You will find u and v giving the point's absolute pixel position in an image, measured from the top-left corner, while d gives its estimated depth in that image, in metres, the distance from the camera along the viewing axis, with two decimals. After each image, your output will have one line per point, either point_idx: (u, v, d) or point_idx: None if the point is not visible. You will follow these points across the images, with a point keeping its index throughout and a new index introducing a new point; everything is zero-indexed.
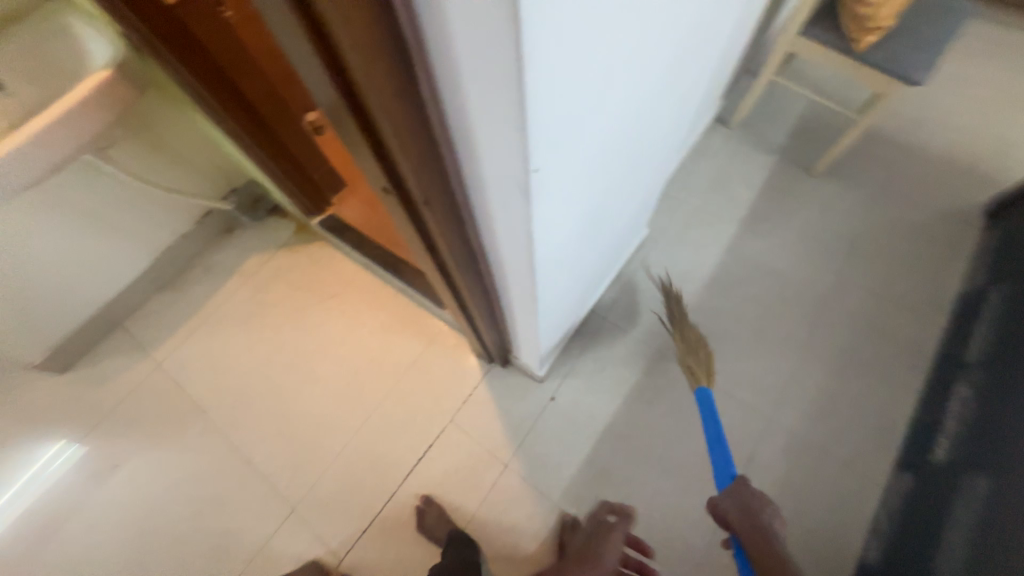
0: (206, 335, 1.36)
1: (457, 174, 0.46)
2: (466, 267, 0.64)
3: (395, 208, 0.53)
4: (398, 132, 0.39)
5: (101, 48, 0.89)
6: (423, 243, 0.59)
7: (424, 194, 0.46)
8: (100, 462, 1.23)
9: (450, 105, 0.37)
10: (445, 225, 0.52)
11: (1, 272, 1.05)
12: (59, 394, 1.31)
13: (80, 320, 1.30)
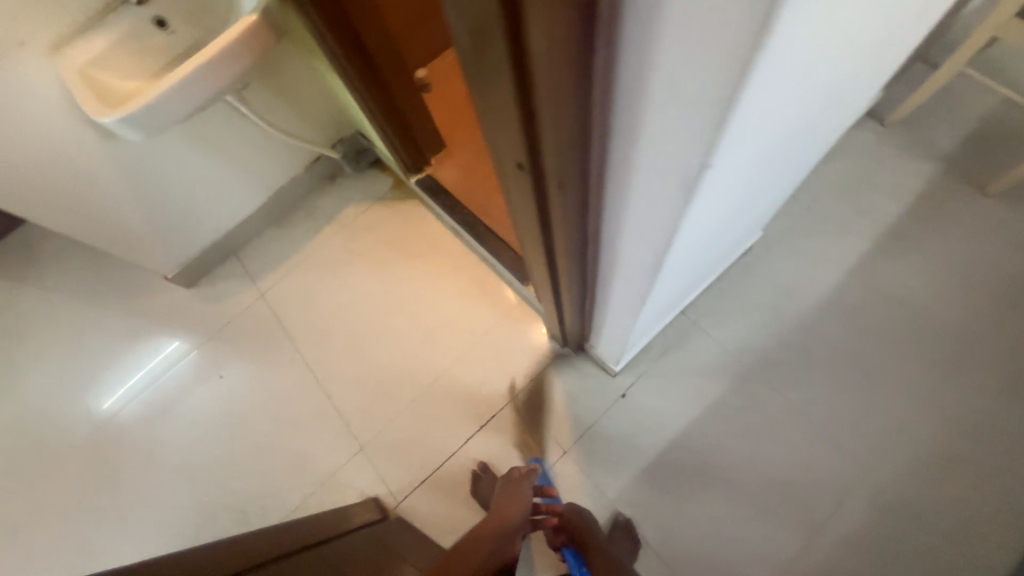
0: (304, 273, 1.47)
1: (604, 162, 0.42)
2: (576, 257, 0.61)
3: (520, 185, 0.49)
4: (556, 122, 0.36)
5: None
6: (539, 227, 0.56)
7: (562, 184, 0.43)
8: (209, 370, 1.40)
9: (624, 95, 0.34)
10: (571, 216, 0.49)
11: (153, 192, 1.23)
12: (183, 306, 1.50)
13: (204, 243, 1.45)
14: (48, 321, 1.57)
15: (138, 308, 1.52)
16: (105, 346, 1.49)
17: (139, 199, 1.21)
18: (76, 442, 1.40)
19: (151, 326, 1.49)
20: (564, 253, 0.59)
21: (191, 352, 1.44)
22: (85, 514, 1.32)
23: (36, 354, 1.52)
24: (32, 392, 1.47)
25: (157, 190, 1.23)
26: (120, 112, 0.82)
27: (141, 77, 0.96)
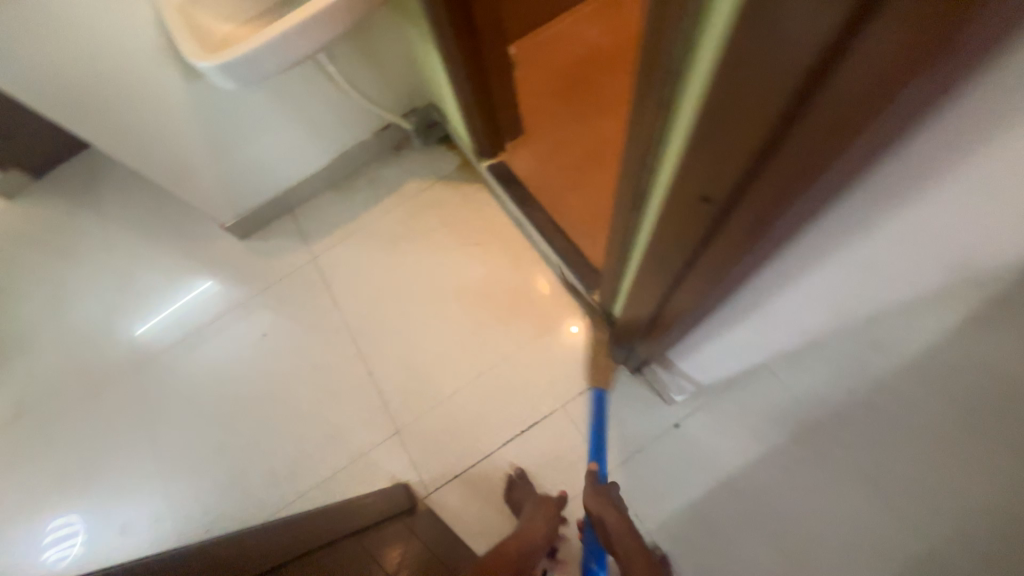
0: (358, 243, 1.43)
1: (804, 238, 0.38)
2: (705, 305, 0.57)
3: (689, 214, 0.42)
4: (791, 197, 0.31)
5: None
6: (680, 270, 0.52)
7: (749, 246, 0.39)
8: (251, 325, 1.39)
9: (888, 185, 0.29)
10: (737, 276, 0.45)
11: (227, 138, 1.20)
12: (234, 256, 1.49)
13: (263, 197, 1.42)
14: (104, 251, 1.59)
15: (190, 252, 1.52)
16: (154, 285, 1.50)
17: (209, 144, 1.18)
18: (117, 374, 1.41)
19: (201, 272, 1.49)
20: (694, 290, 0.54)
21: (237, 305, 1.42)
22: (118, 448, 1.33)
23: (90, 282, 1.56)
24: (84, 319, 1.50)
25: (232, 137, 1.20)
26: (221, 59, 0.78)
27: (236, 20, 0.92)
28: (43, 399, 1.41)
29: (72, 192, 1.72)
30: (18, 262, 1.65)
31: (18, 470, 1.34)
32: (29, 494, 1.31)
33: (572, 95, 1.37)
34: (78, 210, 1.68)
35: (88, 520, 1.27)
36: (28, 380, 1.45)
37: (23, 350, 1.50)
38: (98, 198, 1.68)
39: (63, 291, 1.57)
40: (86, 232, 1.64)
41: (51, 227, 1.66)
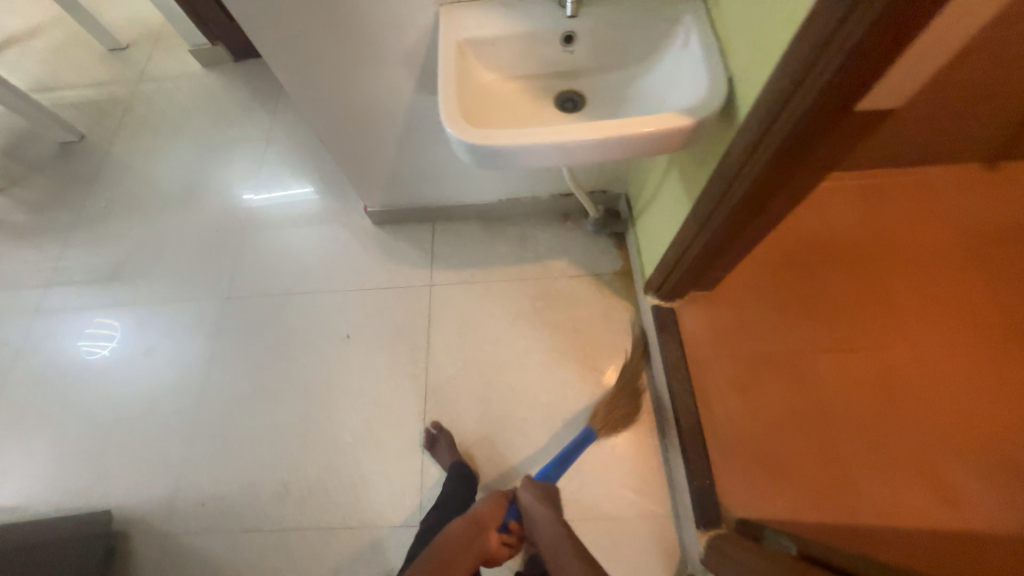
0: (481, 295, 1.30)
1: None
2: None
3: None
4: None
5: (694, 87, 0.67)
6: None
7: None
8: (338, 318, 1.30)
9: None
10: None
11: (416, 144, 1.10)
12: (359, 237, 1.41)
13: (416, 200, 1.33)
14: (254, 162, 1.59)
15: (324, 210, 1.47)
16: (277, 222, 1.46)
17: (399, 139, 1.09)
18: (201, 288, 1.39)
19: (322, 234, 1.43)
20: None
21: (336, 288, 1.34)
22: (168, 359, 1.30)
23: (226, 186, 1.56)
24: (204, 218, 1.50)
25: (422, 144, 1.11)
26: (477, 140, 0.65)
27: (504, 71, 0.78)
28: (138, 273, 1.43)
29: (257, 91, 1.73)
30: (181, 130, 1.69)
31: (86, 330, 1.37)
32: (81, 354, 1.33)
33: (786, 278, 1.15)
34: (253, 110, 1.69)
35: (125, 349, 1.33)
36: (133, 248, 1.48)
37: (144, 216, 1.53)
38: (274, 110, 1.69)
39: (202, 180, 1.58)
40: (248, 136, 1.65)
41: (225, 114, 1.69)
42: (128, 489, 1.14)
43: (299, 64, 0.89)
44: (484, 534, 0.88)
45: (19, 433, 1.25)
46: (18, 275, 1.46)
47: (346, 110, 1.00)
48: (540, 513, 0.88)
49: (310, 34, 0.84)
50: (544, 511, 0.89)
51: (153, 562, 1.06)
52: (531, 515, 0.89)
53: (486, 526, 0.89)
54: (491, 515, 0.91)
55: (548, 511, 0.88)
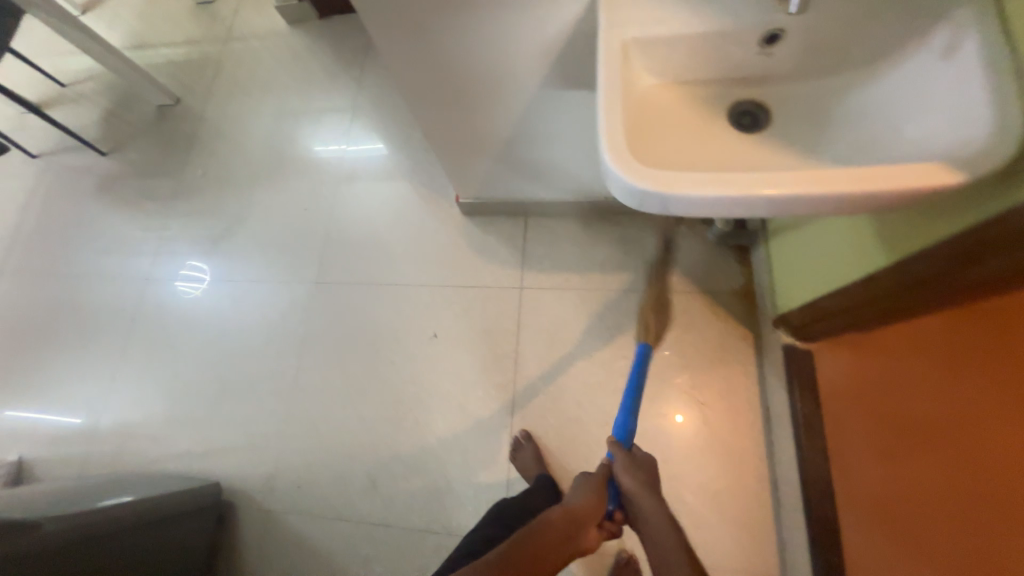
0: (575, 304, 1.20)
1: None
2: None
3: None
4: None
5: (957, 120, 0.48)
6: None
7: None
8: (424, 314, 1.25)
9: None
10: None
11: (526, 141, 0.97)
12: (446, 227, 1.32)
13: (512, 194, 1.21)
14: (339, 135, 1.52)
15: (410, 194, 1.38)
16: (363, 204, 1.41)
17: (508, 133, 0.95)
18: (291, 269, 1.39)
19: (408, 221, 1.35)
20: None
21: (423, 282, 1.28)
22: (262, 338, 1.33)
23: (312, 160, 1.51)
24: (292, 194, 1.48)
25: (532, 141, 0.97)
26: (651, 184, 0.51)
27: (667, 76, 0.62)
28: (234, 248, 1.46)
29: (342, 53, 1.62)
30: (268, 96, 1.64)
31: (189, 301, 1.43)
32: (186, 324, 1.40)
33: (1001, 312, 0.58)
34: (337, 75, 1.60)
35: (224, 325, 1.38)
36: (229, 221, 1.49)
37: (237, 188, 1.53)
38: (358, 77, 1.58)
39: (288, 152, 1.54)
40: (333, 105, 1.56)
41: (310, 79, 1.62)
42: (231, 462, 1.22)
43: (410, 51, 0.77)
44: (586, 529, 0.77)
45: (138, 396, 1.36)
46: (131, 241, 1.54)
47: (454, 102, 0.87)
48: (648, 501, 0.80)
49: (427, 17, 0.70)
50: (650, 500, 0.80)
51: (257, 535, 1.13)
52: (638, 500, 0.80)
53: (585, 521, 0.77)
54: (587, 509, 0.79)
55: (654, 501, 0.80)
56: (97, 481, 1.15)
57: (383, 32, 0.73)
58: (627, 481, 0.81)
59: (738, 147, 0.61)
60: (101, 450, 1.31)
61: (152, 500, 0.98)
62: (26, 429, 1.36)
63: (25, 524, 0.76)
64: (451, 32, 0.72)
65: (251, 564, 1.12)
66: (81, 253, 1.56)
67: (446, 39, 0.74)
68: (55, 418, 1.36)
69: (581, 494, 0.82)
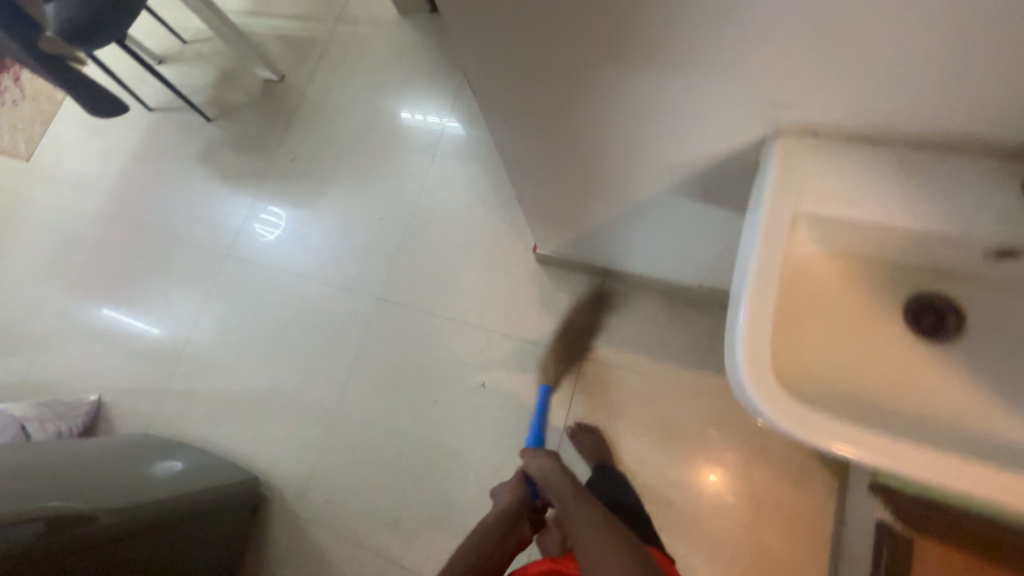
0: (638, 391, 1.10)
1: None
2: None
3: None
4: None
5: None
6: None
7: None
8: (479, 361, 1.21)
9: None
10: None
11: (628, 228, 0.86)
12: (518, 271, 1.25)
13: (596, 259, 1.11)
14: (429, 145, 1.47)
15: (488, 227, 1.32)
16: (439, 226, 1.36)
17: (610, 216, 0.85)
18: (358, 277, 1.39)
19: (480, 256, 1.30)
20: None
21: (483, 325, 1.24)
22: (320, 340, 1.35)
23: (397, 167, 1.48)
24: (373, 198, 1.46)
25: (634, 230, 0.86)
26: (798, 422, 0.41)
27: (841, 249, 0.50)
28: (310, 241, 1.48)
29: (446, 56, 1.56)
30: (367, 88, 1.61)
31: (262, 284, 1.47)
32: (255, 308, 1.45)
33: None
34: (438, 79, 1.54)
35: (288, 316, 1.41)
36: (311, 213, 1.51)
37: (323, 181, 1.54)
38: (459, 85, 1.51)
39: (377, 153, 1.51)
40: (429, 110, 1.51)
41: (411, 79, 1.56)
42: (274, 457, 1.26)
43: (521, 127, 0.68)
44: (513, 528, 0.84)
45: (202, 365, 1.43)
46: (222, 213, 1.61)
47: (558, 177, 0.78)
48: (548, 477, 0.85)
49: (550, 103, 0.60)
50: (549, 474, 0.85)
51: (285, 536, 1.18)
52: (542, 482, 0.86)
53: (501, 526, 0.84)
54: (505, 509, 0.87)
55: (556, 478, 0.84)
56: (159, 446, 1.23)
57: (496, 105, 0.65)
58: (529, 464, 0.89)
59: (912, 356, 0.48)
60: (166, 409, 1.41)
61: (193, 497, 1.02)
62: (120, 343, 1.51)
63: (85, 517, 0.79)
64: (574, 121, 0.62)
65: (275, 563, 1.17)
66: (177, 213, 1.65)
67: (565, 125, 0.64)
68: (143, 323, 1.52)
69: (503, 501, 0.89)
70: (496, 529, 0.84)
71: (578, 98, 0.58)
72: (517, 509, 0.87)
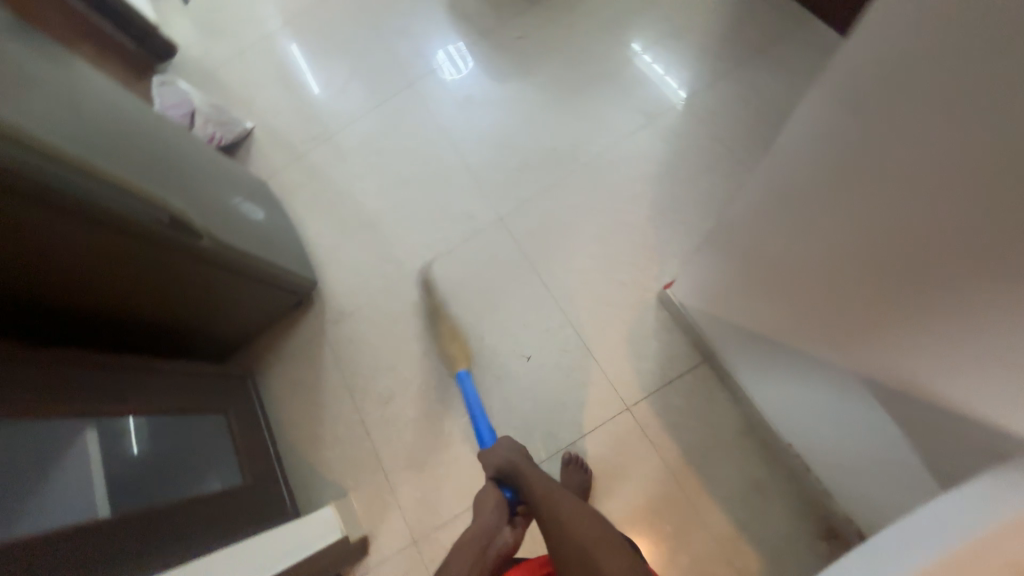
0: (654, 473, 1.04)
1: None
2: None
3: None
4: None
5: None
6: None
7: None
8: (542, 335, 1.17)
9: None
10: None
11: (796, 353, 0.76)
12: (636, 290, 1.17)
13: (720, 340, 1.00)
14: (648, 112, 1.32)
15: (639, 231, 1.21)
16: (599, 197, 1.26)
17: (782, 342, 0.77)
18: (496, 186, 1.33)
19: (612, 251, 1.21)
20: None
21: (568, 309, 1.18)
22: (431, 210, 1.35)
23: (605, 111, 1.35)
24: (561, 124, 1.36)
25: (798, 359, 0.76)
26: None
27: None
28: (482, 118, 1.41)
29: (733, 35, 1.33)
30: (633, 14, 1.42)
31: (416, 126, 1.46)
32: (399, 143, 1.45)
33: None
34: (704, 55, 1.33)
35: (420, 170, 1.40)
36: (499, 97, 1.42)
37: (530, 75, 1.43)
38: (720, 76, 1.30)
39: (595, 86, 1.38)
40: (672, 79, 1.34)
41: (681, 35, 1.36)
42: (335, 276, 1.35)
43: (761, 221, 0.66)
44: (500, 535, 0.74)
45: (331, 158, 1.49)
46: (429, 40, 1.55)
47: (762, 293, 0.74)
48: (532, 483, 0.75)
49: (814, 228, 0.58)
50: (532, 478, 0.76)
51: (305, 338, 1.30)
52: (523, 487, 0.76)
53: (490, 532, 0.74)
54: (488, 516, 0.77)
55: (540, 481, 0.75)
56: (264, 202, 1.33)
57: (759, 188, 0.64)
58: (506, 471, 0.79)
59: None
60: (285, 173, 1.51)
61: (255, 260, 1.11)
62: (294, 86, 1.61)
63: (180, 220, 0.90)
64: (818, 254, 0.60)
65: (286, 352, 1.30)
66: (395, 13, 1.62)
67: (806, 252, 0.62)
68: (319, 82, 1.60)
69: (483, 507, 0.79)
70: (478, 540, 0.73)
71: (836, 267, 0.58)
72: (497, 519, 0.76)
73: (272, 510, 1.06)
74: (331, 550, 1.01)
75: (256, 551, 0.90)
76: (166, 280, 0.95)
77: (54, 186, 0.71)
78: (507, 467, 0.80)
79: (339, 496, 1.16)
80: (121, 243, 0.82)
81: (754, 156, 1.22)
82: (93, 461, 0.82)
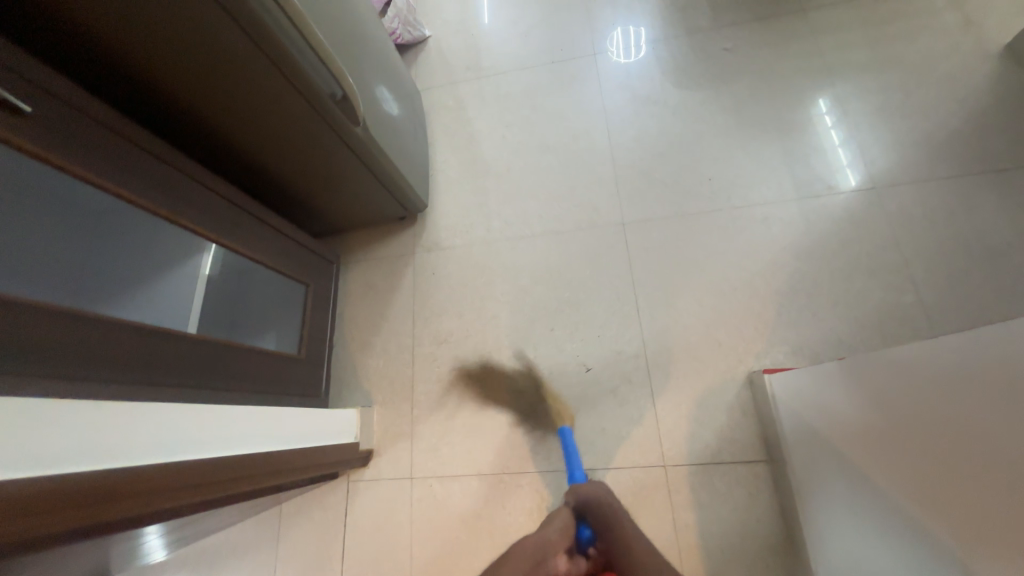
0: (662, 539, 0.99)
1: None
2: None
3: None
4: None
5: None
6: None
7: None
8: (611, 355, 1.12)
9: None
10: None
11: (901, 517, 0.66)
12: (728, 358, 1.08)
13: (798, 453, 0.90)
14: (830, 184, 1.17)
15: (759, 301, 1.11)
16: (733, 248, 1.16)
17: (892, 498, 0.68)
18: (632, 190, 1.25)
19: (721, 309, 1.12)
20: None
21: (649, 343, 1.12)
22: (559, 187, 1.30)
23: (782, 163, 1.21)
24: (729, 157, 1.24)
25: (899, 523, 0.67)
26: None
27: None
28: (648, 118, 1.32)
29: (972, 140, 1.13)
30: (863, 71, 1.24)
31: (579, 98, 1.39)
32: (556, 107, 1.40)
33: None
34: (925, 148, 1.15)
35: (566, 143, 1.35)
36: (676, 103, 1.32)
37: (718, 93, 1.31)
38: (931, 178, 1.12)
39: (784, 132, 1.23)
40: (875, 159, 1.16)
41: (909, 116, 1.18)
42: (444, 207, 1.36)
43: (956, 363, 0.57)
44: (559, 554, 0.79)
45: (486, 95, 1.47)
46: (632, 16, 1.44)
47: (904, 443, 0.65)
48: (624, 525, 0.82)
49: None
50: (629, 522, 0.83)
51: (394, 251, 1.34)
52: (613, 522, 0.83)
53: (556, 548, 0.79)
54: (562, 530, 0.82)
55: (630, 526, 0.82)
56: (411, 112, 1.34)
57: (982, 330, 0.53)
58: (602, 506, 0.86)
59: None
60: (438, 92, 1.51)
61: (383, 160, 1.12)
62: (480, 13, 1.58)
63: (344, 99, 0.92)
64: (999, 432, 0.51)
65: (373, 255, 1.35)
66: None
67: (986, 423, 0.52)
68: (504, 16, 1.56)
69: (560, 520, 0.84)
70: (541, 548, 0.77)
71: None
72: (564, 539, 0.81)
73: (306, 388, 1.12)
74: (337, 449, 1.07)
75: (281, 419, 0.96)
76: (308, 150, 1.00)
77: (264, 23, 0.75)
78: (604, 504, 0.87)
79: (364, 404, 1.21)
80: (281, 92, 0.85)
81: (928, 280, 1.05)
82: (200, 278, 0.92)
